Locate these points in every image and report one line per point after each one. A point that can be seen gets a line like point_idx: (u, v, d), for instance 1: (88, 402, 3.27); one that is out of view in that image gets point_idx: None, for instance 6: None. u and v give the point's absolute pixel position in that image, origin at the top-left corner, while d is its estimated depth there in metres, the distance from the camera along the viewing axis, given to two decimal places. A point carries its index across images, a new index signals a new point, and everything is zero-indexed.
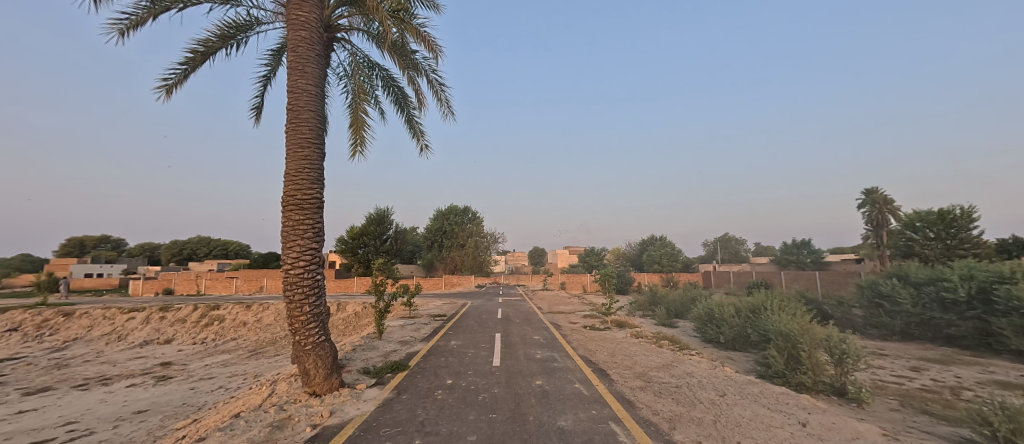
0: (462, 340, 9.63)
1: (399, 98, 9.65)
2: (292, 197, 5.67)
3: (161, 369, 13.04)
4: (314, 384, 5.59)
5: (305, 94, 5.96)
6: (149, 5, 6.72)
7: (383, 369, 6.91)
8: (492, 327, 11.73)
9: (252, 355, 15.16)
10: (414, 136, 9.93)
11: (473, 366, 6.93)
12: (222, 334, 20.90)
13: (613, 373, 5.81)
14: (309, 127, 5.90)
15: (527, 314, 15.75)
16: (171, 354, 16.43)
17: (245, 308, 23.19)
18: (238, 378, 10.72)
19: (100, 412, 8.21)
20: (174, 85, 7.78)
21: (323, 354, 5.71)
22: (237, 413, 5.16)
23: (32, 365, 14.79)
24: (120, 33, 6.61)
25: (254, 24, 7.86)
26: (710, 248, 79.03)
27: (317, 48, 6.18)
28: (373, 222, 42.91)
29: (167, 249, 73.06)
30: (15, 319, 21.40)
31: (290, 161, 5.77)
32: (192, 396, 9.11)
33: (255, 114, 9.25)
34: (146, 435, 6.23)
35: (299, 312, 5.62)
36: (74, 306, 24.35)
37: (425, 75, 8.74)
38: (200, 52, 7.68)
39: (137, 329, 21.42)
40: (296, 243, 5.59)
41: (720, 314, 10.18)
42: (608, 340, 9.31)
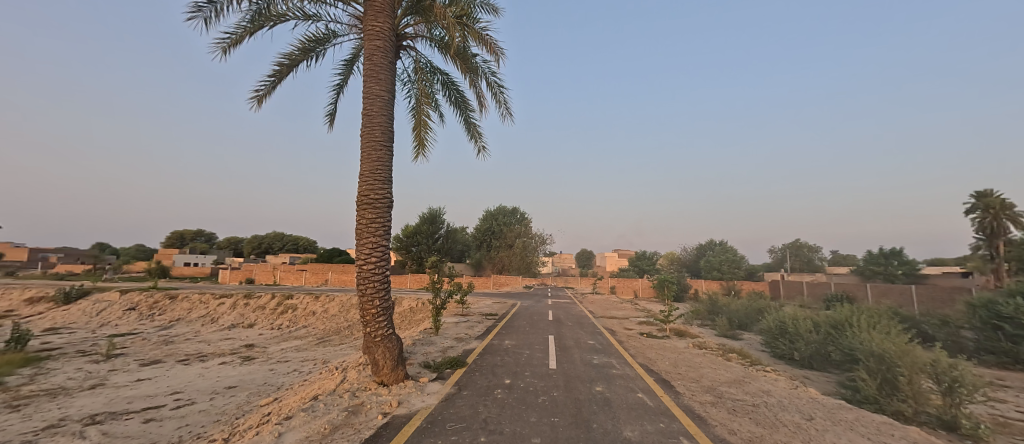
0: (515, 340, 9.70)
1: (458, 101, 9.95)
2: (366, 196, 6.07)
3: (246, 350, 14.55)
4: (382, 374, 5.93)
5: (378, 99, 6.36)
6: (247, 25, 7.54)
7: (442, 364, 7.14)
8: (545, 329, 11.65)
9: (319, 343, 16.37)
10: (472, 138, 10.20)
11: (530, 367, 6.94)
12: (294, 321, 22.80)
13: (678, 385, 5.54)
14: (381, 131, 6.29)
15: (579, 318, 15.52)
16: (253, 337, 18.26)
17: (314, 298, 25.00)
18: (309, 364, 11.61)
19: (198, 385, 9.32)
20: (264, 95, 8.65)
21: (391, 347, 6.04)
22: (316, 395, 5.59)
23: (146, 340, 17.20)
24: (223, 51, 7.47)
25: (331, 37, 8.50)
26: (778, 255, 72.49)
27: (390, 56, 6.57)
28: (426, 222, 44.87)
29: (248, 244, 81.44)
30: (133, 300, 24.99)
31: (365, 162, 6.18)
32: (272, 376, 10.06)
33: (329, 120, 10.00)
34: (236, 409, 6.95)
35: (370, 305, 6.01)
36: (177, 290, 28.00)
37: (484, 77, 8.97)
38: (286, 64, 8.47)
39: (226, 312, 24.02)
40: (369, 240, 6.00)
41: (794, 327, 9.27)
42: (669, 349, 8.86)
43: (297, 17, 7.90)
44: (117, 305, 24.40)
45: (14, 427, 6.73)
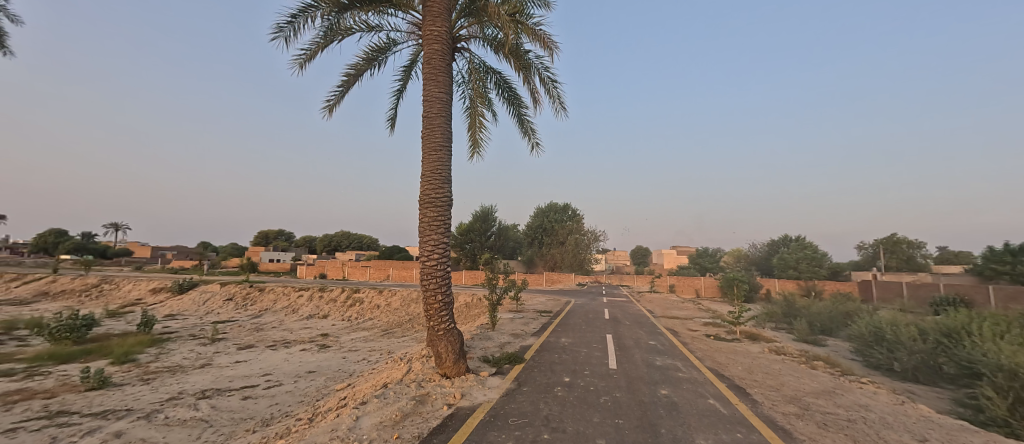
0: (572, 338, 9.57)
1: (511, 98, 10.00)
2: (428, 195, 6.32)
3: (322, 339, 15.89)
4: (445, 366, 6.15)
5: (437, 101, 6.57)
6: (319, 41, 8.17)
7: (501, 359, 7.24)
8: (602, 328, 11.38)
9: (384, 334, 17.40)
10: (526, 135, 10.20)
11: (590, 366, 6.81)
12: (362, 313, 24.45)
13: (755, 393, 5.13)
14: (441, 132, 6.51)
15: (637, 317, 14.99)
16: (327, 327, 19.89)
17: (378, 292, 26.61)
18: (376, 353, 12.41)
19: (284, 368, 10.36)
20: (335, 104, 9.33)
21: (452, 340, 6.23)
22: (385, 383, 5.94)
23: (241, 327, 19.45)
24: (300, 66, 8.17)
25: (392, 45, 8.94)
26: (867, 252, 64.38)
27: (447, 59, 6.76)
28: (478, 220, 45.94)
29: (321, 242, 88.76)
30: (230, 291, 28.37)
31: (426, 162, 6.43)
32: (345, 363, 10.88)
33: (391, 124, 10.56)
34: (316, 392, 7.60)
35: (433, 300, 6.25)
36: (264, 283, 31.33)
37: (537, 73, 8.93)
38: (353, 74, 9.06)
39: (304, 303, 26.42)
40: (431, 238, 6.23)
41: (893, 334, 8.17)
42: (741, 354, 8.24)
43: (361, 30, 8.39)
44: (218, 295, 27.83)
45: (145, 398, 7.93)
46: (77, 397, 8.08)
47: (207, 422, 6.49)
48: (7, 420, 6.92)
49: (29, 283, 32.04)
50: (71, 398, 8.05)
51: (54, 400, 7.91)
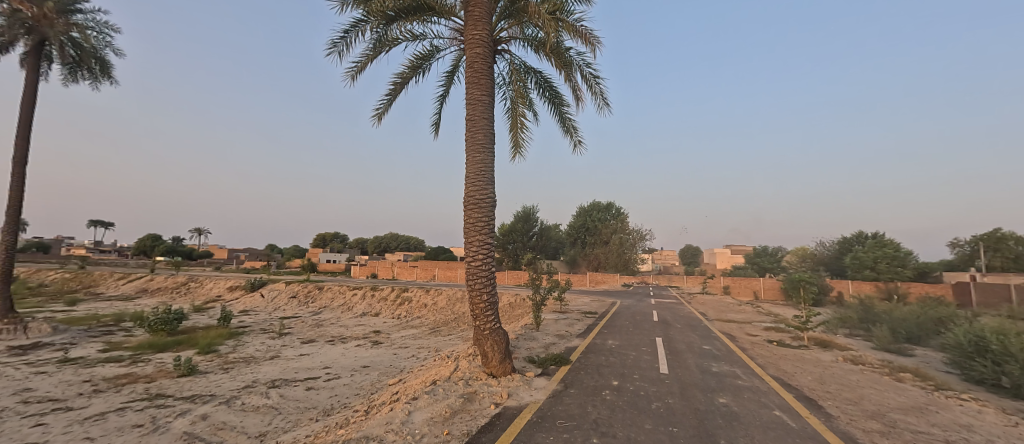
0: (619, 340, 9.29)
1: (552, 97, 9.90)
2: (472, 197, 6.40)
3: (374, 336, 16.65)
4: (491, 366, 6.19)
5: (480, 104, 6.64)
6: (368, 52, 8.55)
7: (546, 360, 7.18)
8: (652, 330, 10.94)
9: (432, 332, 17.90)
10: (568, 133, 10.06)
11: (640, 370, 6.57)
12: (410, 311, 25.35)
13: (828, 405, 4.67)
14: (484, 134, 6.56)
15: (689, 320, 14.26)
16: (379, 325, 20.82)
17: (426, 291, 27.45)
18: (425, 350, 12.79)
19: (341, 362, 10.97)
20: (383, 112, 9.73)
21: (498, 340, 6.26)
22: (434, 380, 6.09)
23: (303, 322, 20.89)
24: (351, 78, 8.59)
25: (435, 52, 9.16)
26: (961, 251, 56.82)
27: (488, 61, 6.81)
28: (520, 220, 46.19)
29: (372, 243, 93.30)
30: (293, 289, 30.58)
31: (470, 164, 6.52)
32: (396, 360, 11.32)
33: (435, 129, 10.85)
34: (370, 386, 7.96)
35: (479, 300, 6.31)
36: (323, 282, 33.44)
37: (579, 70, 8.76)
38: (399, 83, 9.38)
39: (358, 301, 27.88)
40: (475, 239, 6.31)
41: (999, 345, 7.11)
42: (809, 362, 7.57)
43: (406, 39, 8.68)
44: (283, 293, 30.11)
45: (225, 385, 8.73)
46: (170, 382, 9.06)
47: (276, 409, 7.01)
48: (116, 400, 7.90)
49: (130, 281, 36.56)
50: (165, 383, 9.04)
51: (153, 384, 8.92)
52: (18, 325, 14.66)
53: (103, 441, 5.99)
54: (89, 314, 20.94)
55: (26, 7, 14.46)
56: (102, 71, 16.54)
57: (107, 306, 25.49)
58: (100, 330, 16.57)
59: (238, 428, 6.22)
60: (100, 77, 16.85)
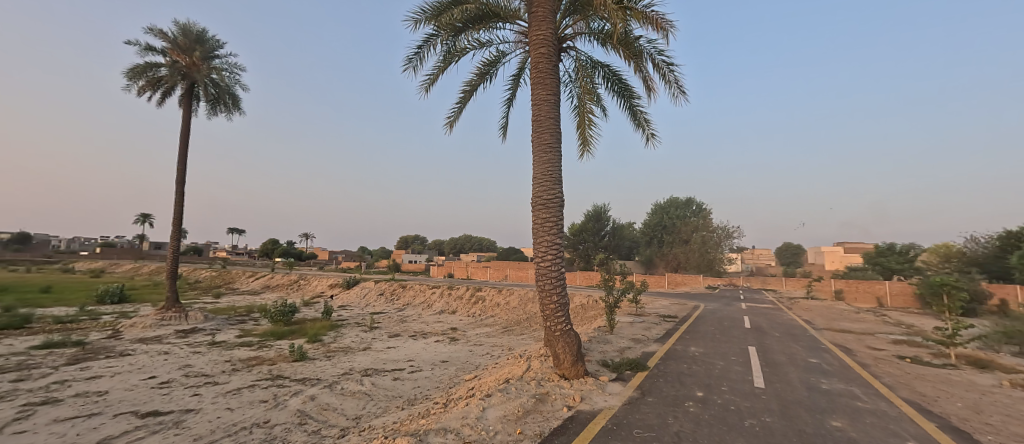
0: (704, 348, 8.51)
1: (621, 90, 9.44)
2: (539, 197, 6.30)
3: (451, 332, 17.35)
4: (563, 367, 6.03)
5: (546, 104, 6.52)
6: (439, 64, 8.92)
7: (622, 365, 6.81)
8: (743, 338, 9.87)
9: (505, 331, 18.16)
10: (639, 127, 9.52)
11: (729, 382, 5.92)
12: (484, 310, 26.01)
13: (986, 441, 3.74)
14: (550, 134, 6.43)
15: (788, 327, 12.63)
16: (456, 322, 21.68)
17: (498, 291, 27.96)
18: (498, 348, 13.00)
19: (423, 357, 11.59)
20: (454, 119, 10.09)
21: (570, 342, 6.08)
22: (507, 378, 6.11)
23: (389, 318, 22.56)
24: (425, 90, 9.03)
25: (501, 57, 9.25)
26: None
27: (554, 60, 6.67)
28: (591, 219, 45.16)
29: (449, 245, 98.02)
30: (380, 287, 33.26)
31: (536, 165, 6.43)
32: (472, 356, 11.65)
33: (503, 132, 10.99)
34: (449, 380, 8.27)
35: (549, 300, 6.19)
36: (405, 281, 35.88)
37: (650, 58, 8.23)
38: (468, 90, 9.65)
39: (436, 299, 29.39)
40: (544, 239, 6.20)
41: None
42: (955, 385, 6.20)
43: (474, 47, 8.88)
44: (372, 290, 32.88)
45: (328, 370, 9.72)
46: (287, 365, 10.34)
47: (370, 396, 7.60)
48: (248, 378, 9.20)
49: (254, 278, 42.83)
50: (284, 366, 10.34)
51: (274, 366, 10.27)
52: (182, 313, 17.86)
53: (238, 411, 6.99)
54: (227, 305, 24.92)
55: (181, 57, 17.88)
56: (233, 105, 19.42)
57: (238, 299, 30.12)
58: (234, 319, 19.56)
59: (339, 410, 6.84)
60: (232, 110, 19.76)
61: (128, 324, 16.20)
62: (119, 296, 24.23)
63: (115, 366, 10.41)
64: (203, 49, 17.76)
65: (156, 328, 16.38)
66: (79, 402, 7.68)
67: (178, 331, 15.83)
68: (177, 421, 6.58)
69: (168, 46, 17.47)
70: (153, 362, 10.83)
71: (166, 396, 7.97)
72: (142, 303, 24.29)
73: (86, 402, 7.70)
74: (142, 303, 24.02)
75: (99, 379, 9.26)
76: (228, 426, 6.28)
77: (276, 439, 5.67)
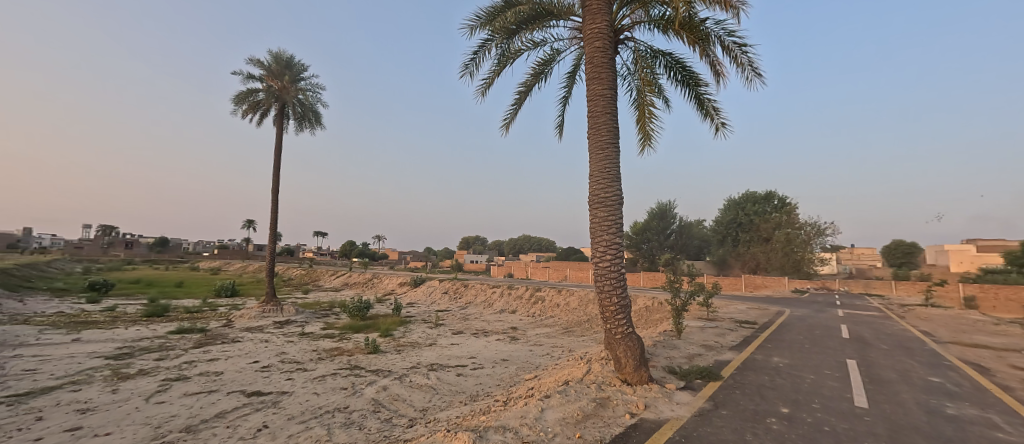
0: (788, 359, 7.64)
1: (685, 78, 8.83)
2: (597, 195, 6.06)
3: (511, 332, 17.46)
4: (625, 372, 5.74)
5: (602, 99, 6.26)
6: (495, 68, 8.98)
7: (691, 373, 6.34)
8: (836, 349, 8.72)
9: (565, 332, 17.90)
10: (707, 116, 8.84)
11: (820, 399, 5.22)
12: (544, 311, 25.89)
13: None
14: (607, 130, 6.16)
15: (895, 339, 10.95)
16: (516, 322, 21.80)
17: (557, 292, 27.65)
18: (558, 349, 12.82)
19: (484, 354, 11.76)
20: (510, 121, 10.12)
21: (632, 346, 5.77)
22: (566, 380, 5.96)
23: (452, 316, 23.32)
24: (481, 93, 9.15)
25: (556, 55, 9.10)
26: None
27: (611, 53, 6.39)
28: (655, 217, 43.44)
29: (508, 245, 99.36)
30: (444, 285, 34.55)
31: (593, 162, 6.19)
32: (532, 356, 11.60)
33: (559, 131, 10.82)
34: (509, 378, 8.31)
35: (608, 302, 5.93)
36: (467, 280, 36.91)
37: (718, 41, 7.58)
38: (524, 91, 9.62)
39: (496, 298, 29.81)
40: (602, 239, 5.95)
41: None
42: None
43: (528, 48, 8.83)
44: (435, 289, 34.28)
45: (398, 363, 10.24)
46: (364, 357, 11.08)
47: (437, 389, 7.86)
48: (331, 366, 9.98)
49: (333, 276, 46.73)
50: (362, 357, 11.09)
51: (354, 357, 11.05)
52: (277, 306, 19.89)
53: (323, 396, 7.57)
54: (311, 300, 27.43)
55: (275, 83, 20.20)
56: (317, 122, 21.29)
57: (322, 294, 33.09)
58: (317, 313, 21.46)
59: (408, 401, 7.14)
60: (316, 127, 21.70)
61: (237, 315, 18.50)
62: (230, 290, 27.72)
63: (229, 351, 11.93)
64: (292, 73, 19.86)
65: (259, 318, 18.45)
66: (202, 379, 8.87)
67: (275, 322, 17.73)
68: (276, 401, 7.30)
69: (264, 73, 19.76)
70: (256, 348, 12.22)
71: (266, 379, 8.89)
72: (244, 297, 27.61)
73: (207, 380, 8.87)
74: (244, 297, 27.30)
75: (217, 361, 10.65)
76: (315, 409, 6.79)
77: (355, 424, 6.04)
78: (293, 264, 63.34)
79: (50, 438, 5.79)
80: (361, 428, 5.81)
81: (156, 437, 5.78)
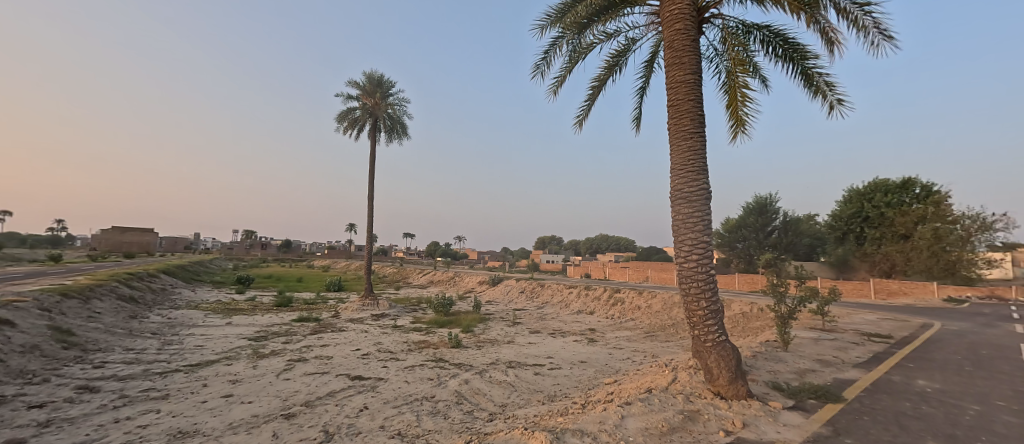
0: (938, 383, 6.19)
1: (788, 52, 7.70)
2: (680, 190, 5.51)
3: (589, 333, 16.94)
4: (718, 385, 5.12)
5: (684, 85, 5.69)
6: (566, 65, 8.74)
7: (801, 391, 5.45)
8: (1008, 375, 6.88)
9: (648, 337, 16.86)
10: (817, 93, 7.61)
11: (988, 437, 4.10)
12: (624, 313, 24.74)
13: None
14: (690, 118, 5.57)
15: None
16: (595, 323, 21.14)
17: (638, 294, 26.20)
18: (640, 354, 12.09)
19: (561, 355, 11.52)
20: (583, 117, 9.79)
21: (725, 355, 5.13)
22: (649, 388, 5.51)
23: (529, 315, 23.44)
24: (552, 92, 8.97)
25: (632, 44, 8.56)
26: None
27: (694, 34, 5.79)
28: (753, 212, 39.18)
29: (585, 245, 97.51)
30: (521, 285, 34.95)
31: (675, 154, 5.65)
32: (612, 360, 11.08)
33: (636, 124, 10.19)
34: (588, 381, 7.99)
35: (696, 306, 5.35)
36: (544, 280, 36.86)
37: (831, 4, 6.46)
38: (597, 86, 9.22)
39: (574, 299, 29.27)
40: (687, 237, 5.38)
41: None
42: None
43: (601, 41, 8.45)
44: (513, 288, 34.86)
45: (478, 359, 10.48)
46: (448, 351, 11.59)
47: (515, 386, 7.86)
48: (420, 358, 10.59)
49: (420, 274, 50.15)
50: (446, 351, 11.62)
51: (439, 350, 11.62)
52: (373, 301, 21.82)
53: (413, 384, 8.03)
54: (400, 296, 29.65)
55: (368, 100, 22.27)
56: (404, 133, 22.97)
57: (411, 291, 35.64)
58: (406, 308, 23.13)
59: (488, 395, 7.24)
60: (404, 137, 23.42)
61: (342, 307, 20.72)
62: (338, 285, 31.31)
63: (336, 338, 13.37)
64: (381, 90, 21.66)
65: (360, 311, 20.43)
66: (316, 362, 10.03)
67: (372, 315, 19.48)
68: (374, 385, 7.92)
69: (359, 92, 21.83)
70: (357, 337, 13.50)
71: (366, 365, 9.72)
72: (347, 292, 30.87)
73: (321, 362, 10.00)
74: (346, 292, 30.52)
75: (327, 346, 11.99)
76: (406, 395, 7.22)
77: (441, 413, 6.25)
78: (386, 263, 69.32)
79: (212, 401, 6.95)
80: (446, 418, 5.99)
81: (283, 408, 6.58)
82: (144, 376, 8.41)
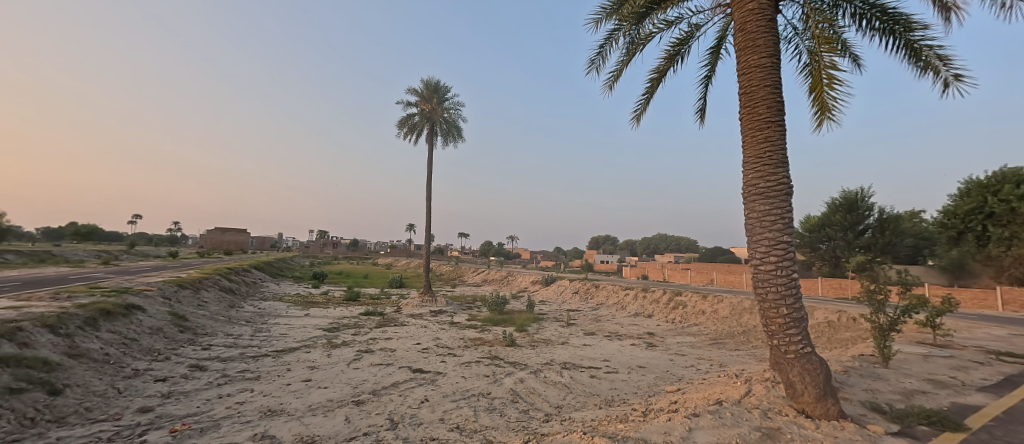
0: None
1: (886, 26, 6.73)
2: (755, 186, 5.01)
3: (648, 338, 16.16)
4: (803, 401, 4.58)
5: (759, 69, 5.16)
6: (623, 58, 8.38)
7: (906, 415, 4.71)
8: None
9: (713, 344, 15.73)
10: (925, 70, 6.57)
11: None
12: (686, 317, 23.34)
13: None
14: (767, 106, 5.04)
15: None
16: (654, 327, 20.17)
17: (702, 298, 24.56)
18: (705, 362, 11.28)
19: (618, 358, 11.10)
20: (641, 112, 9.33)
21: (811, 370, 4.57)
22: (719, 399, 5.07)
23: (583, 316, 22.96)
24: (608, 87, 8.66)
25: (696, 31, 7.99)
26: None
27: (770, 13, 5.25)
28: (840, 209, 35.03)
29: (642, 245, 93.68)
30: (575, 285, 34.39)
31: (749, 146, 5.15)
32: (673, 366, 10.45)
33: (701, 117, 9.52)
34: (647, 387, 7.59)
35: (775, 314, 4.82)
36: (598, 281, 35.95)
37: None
38: (657, 78, 8.75)
39: (631, 301, 28.19)
40: (764, 237, 4.87)
41: None
42: None
43: (660, 30, 7.98)
44: (567, 288, 34.41)
45: (533, 359, 10.41)
46: (503, 349, 11.66)
47: (571, 387, 7.68)
48: (476, 354, 10.75)
49: (475, 272, 51.37)
50: (501, 349, 11.70)
51: (494, 348, 11.73)
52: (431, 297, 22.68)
53: (469, 380, 8.16)
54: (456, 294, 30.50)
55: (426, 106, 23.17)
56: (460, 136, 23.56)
57: (466, 289, 36.57)
58: (462, 305, 23.69)
59: (544, 395, 7.14)
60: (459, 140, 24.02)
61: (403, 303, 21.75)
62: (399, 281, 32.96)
63: (398, 332, 14.03)
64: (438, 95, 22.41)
65: (419, 306, 21.31)
66: (381, 353, 10.58)
67: (431, 311, 20.20)
68: (434, 379, 8.17)
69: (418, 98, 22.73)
70: (417, 332, 14.04)
71: (427, 359, 10.08)
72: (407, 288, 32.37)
73: (386, 354, 10.51)
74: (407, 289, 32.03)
75: (391, 339, 12.60)
76: (464, 390, 7.35)
77: (497, 410, 6.26)
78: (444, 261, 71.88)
79: (295, 384, 7.58)
80: (502, 415, 5.98)
81: (354, 395, 6.99)
82: (240, 358, 9.41)
